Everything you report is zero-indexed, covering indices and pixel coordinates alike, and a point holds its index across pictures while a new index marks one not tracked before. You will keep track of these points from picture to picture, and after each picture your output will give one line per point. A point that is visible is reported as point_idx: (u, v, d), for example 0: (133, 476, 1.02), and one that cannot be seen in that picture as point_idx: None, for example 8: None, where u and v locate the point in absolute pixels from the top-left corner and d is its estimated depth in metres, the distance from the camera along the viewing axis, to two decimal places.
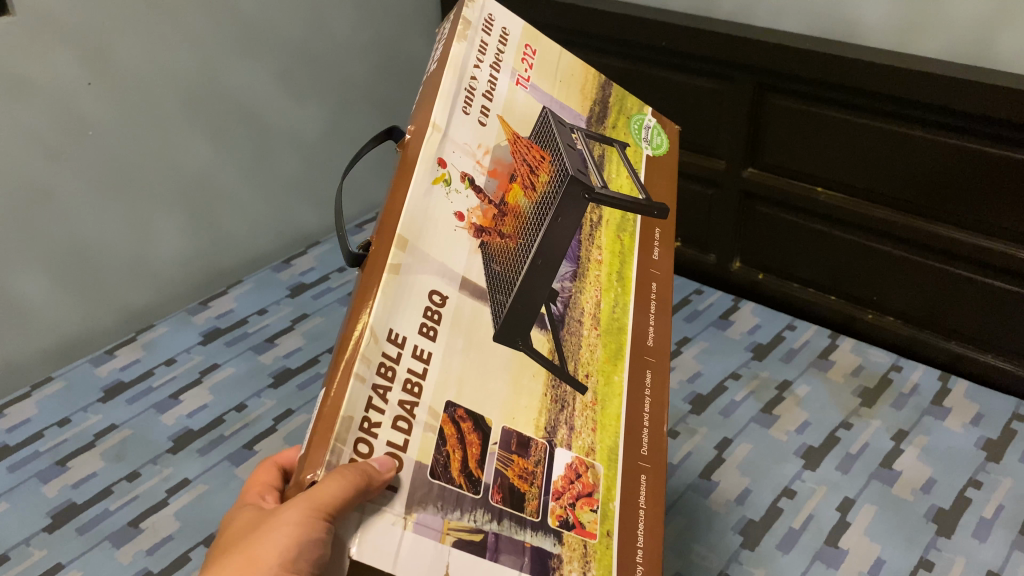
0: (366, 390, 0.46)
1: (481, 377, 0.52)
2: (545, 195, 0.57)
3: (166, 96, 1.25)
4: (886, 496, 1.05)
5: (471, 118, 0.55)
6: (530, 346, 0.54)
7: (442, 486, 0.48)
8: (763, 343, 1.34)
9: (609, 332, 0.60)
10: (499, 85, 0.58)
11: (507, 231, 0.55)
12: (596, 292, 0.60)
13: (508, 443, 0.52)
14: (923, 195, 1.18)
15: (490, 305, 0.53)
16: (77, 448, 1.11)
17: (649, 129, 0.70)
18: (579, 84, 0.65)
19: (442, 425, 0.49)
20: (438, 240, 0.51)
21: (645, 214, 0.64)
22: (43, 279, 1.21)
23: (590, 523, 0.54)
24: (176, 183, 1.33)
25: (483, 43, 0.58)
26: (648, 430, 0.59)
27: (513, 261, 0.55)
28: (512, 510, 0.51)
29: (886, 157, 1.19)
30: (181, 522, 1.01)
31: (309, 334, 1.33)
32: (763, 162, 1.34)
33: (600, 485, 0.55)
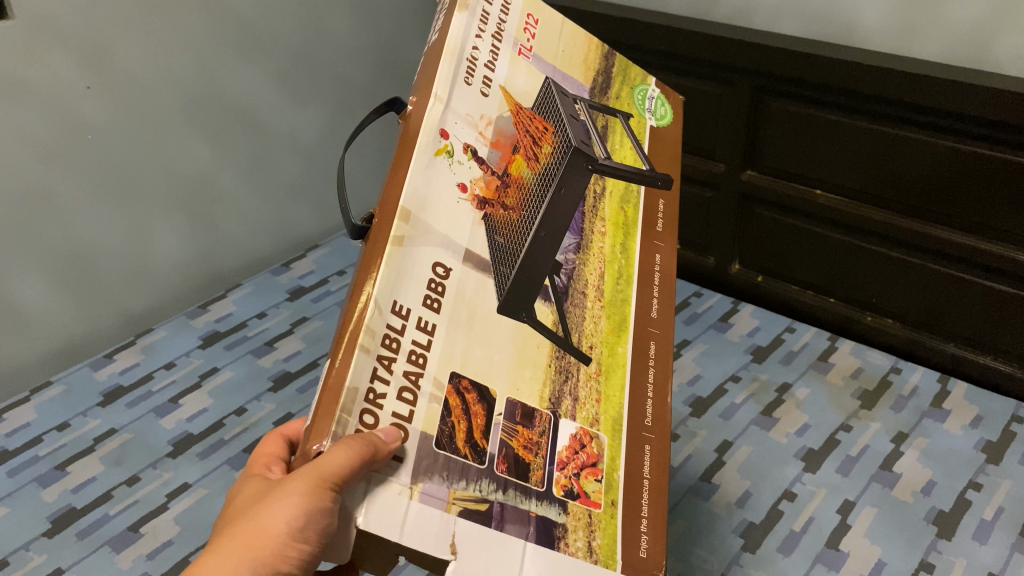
0: (370, 361, 0.46)
1: (485, 347, 0.51)
2: (548, 167, 0.58)
3: (165, 99, 1.25)
4: (886, 499, 1.05)
5: (473, 88, 0.55)
6: (534, 318, 0.54)
7: (448, 456, 0.48)
8: (762, 346, 1.33)
9: (613, 305, 0.60)
10: (501, 56, 0.58)
11: (510, 202, 0.55)
12: (600, 263, 0.61)
13: (513, 414, 0.52)
14: (921, 197, 1.18)
15: (494, 277, 0.53)
16: (75, 452, 1.11)
17: (653, 100, 0.70)
18: (581, 56, 0.64)
19: (447, 396, 0.49)
20: (441, 212, 0.51)
21: (649, 184, 0.65)
22: (41, 283, 1.21)
23: (595, 493, 0.54)
24: (175, 187, 1.33)
25: (485, 13, 0.57)
26: (653, 401, 0.59)
27: (517, 231, 0.55)
28: (517, 480, 0.51)
29: (884, 159, 1.19)
30: (181, 527, 1.01)
31: (308, 338, 1.33)
32: (762, 164, 1.34)
33: (604, 456, 0.55)
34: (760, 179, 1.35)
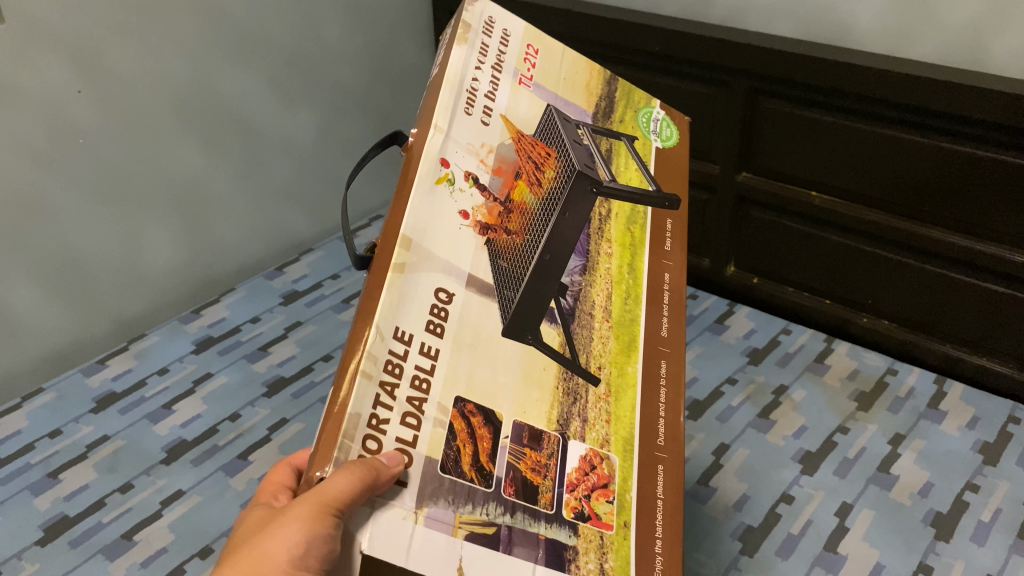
0: (372, 386, 0.47)
1: (491, 369, 0.53)
2: (552, 192, 0.58)
3: (157, 103, 1.25)
4: (884, 501, 1.05)
5: (474, 118, 0.56)
6: (540, 339, 0.55)
7: (453, 481, 0.49)
8: (759, 348, 1.33)
9: (621, 326, 0.61)
10: (502, 85, 0.59)
11: (513, 227, 0.56)
12: (607, 285, 0.61)
13: (520, 437, 0.53)
14: (917, 198, 1.17)
15: (498, 301, 0.54)
16: (68, 460, 1.10)
17: (659, 122, 0.70)
18: (584, 81, 0.65)
19: (451, 420, 0.50)
20: (442, 238, 0.52)
21: (657, 205, 0.65)
22: (33, 288, 1.20)
23: (607, 514, 0.54)
24: (168, 191, 1.32)
25: (484, 44, 0.59)
26: (664, 421, 0.60)
27: (521, 257, 0.56)
28: (526, 503, 0.52)
29: (879, 160, 1.18)
30: (175, 534, 1.00)
31: (303, 342, 1.33)
32: (757, 166, 1.34)
33: (616, 476, 0.56)
34: (755, 180, 1.35)
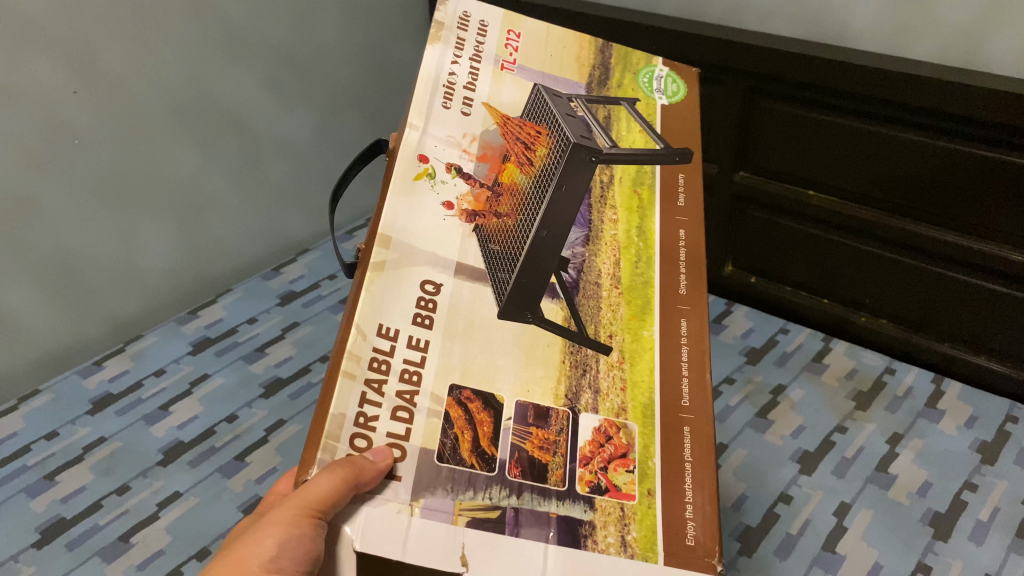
0: (357, 386, 0.52)
1: (488, 354, 0.57)
2: (545, 167, 0.61)
3: (154, 104, 1.25)
4: (882, 500, 1.05)
5: (454, 109, 0.61)
6: (540, 316, 0.58)
7: (452, 468, 0.53)
8: (756, 347, 1.33)
9: (632, 290, 0.62)
10: (482, 74, 0.63)
11: (502, 210, 0.60)
12: (614, 250, 0.63)
13: (525, 416, 0.56)
14: (914, 197, 1.17)
15: (492, 285, 0.58)
16: (64, 462, 1.10)
17: (662, 79, 0.70)
18: (573, 54, 0.67)
19: (447, 409, 0.54)
20: (424, 233, 0.57)
21: (667, 161, 0.66)
22: (29, 290, 1.20)
23: (627, 485, 0.56)
24: (164, 192, 1.32)
25: (459, 39, 0.63)
26: (688, 377, 0.60)
27: (513, 235, 0.59)
28: (535, 483, 0.55)
29: (876, 159, 1.18)
30: (172, 536, 1.00)
31: (300, 343, 1.32)
32: (754, 165, 1.34)
33: (636, 445, 0.58)
34: (753, 180, 1.35)
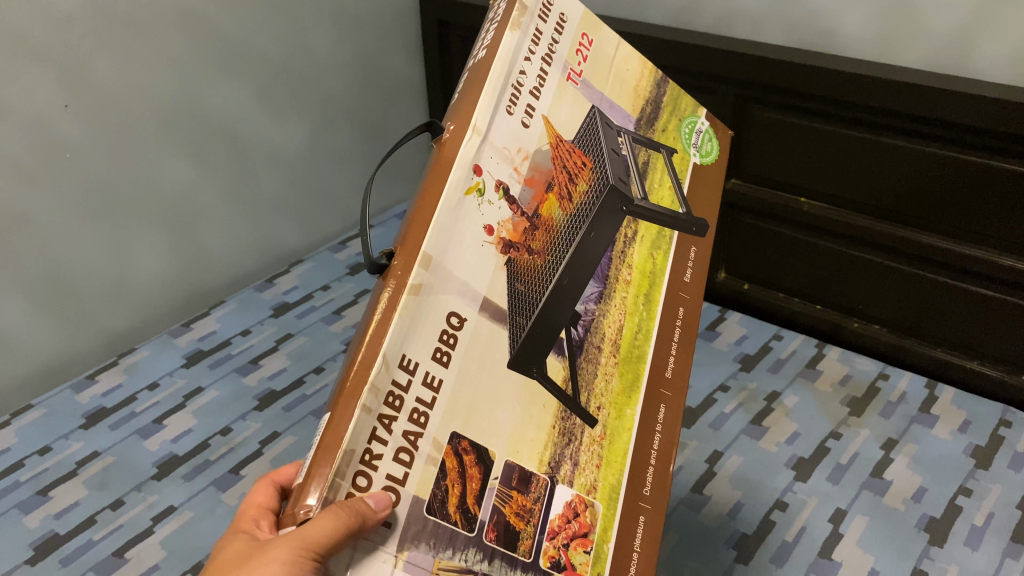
0: (371, 421, 0.47)
1: (489, 406, 0.53)
2: (579, 209, 0.59)
3: (146, 117, 1.25)
4: (877, 506, 1.05)
5: (515, 118, 0.56)
6: (544, 373, 0.56)
7: (437, 523, 0.50)
8: (750, 354, 1.33)
9: (627, 361, 0.62)
10: (549, 79, 0.59)
11: (536, 246, 0.56)
12: (620, 315, 0.62)
13: (510, 477, 0.53)
14: (906, 203, 1.18)
15: (508, 329, 0.54)
16: (57, 477, 1.09)
17: (701, 134, 0.73)
18: (633, 81, 0.66)
19: (445, 457, 0.50)
20: (464, 256, 0.52)
21: (684, 229, 0.66)
22: (22, 304, 1.20)
23: (582, 565, 0.55)
24: (157, 204, 1.32)
25: (538, 30, 0.59)
26: (653, 469, 0.60)
27: (540, 278, 0.56)
28: (505, 549, 0.52)
29: (868, 166, 1.19)
30: (166, 551, 0.99)
31: (294, 354, 1.32)
32: (745, 173, 1.34)
33: (597, 525, 0.57)
34: (744, 188, 1.35)
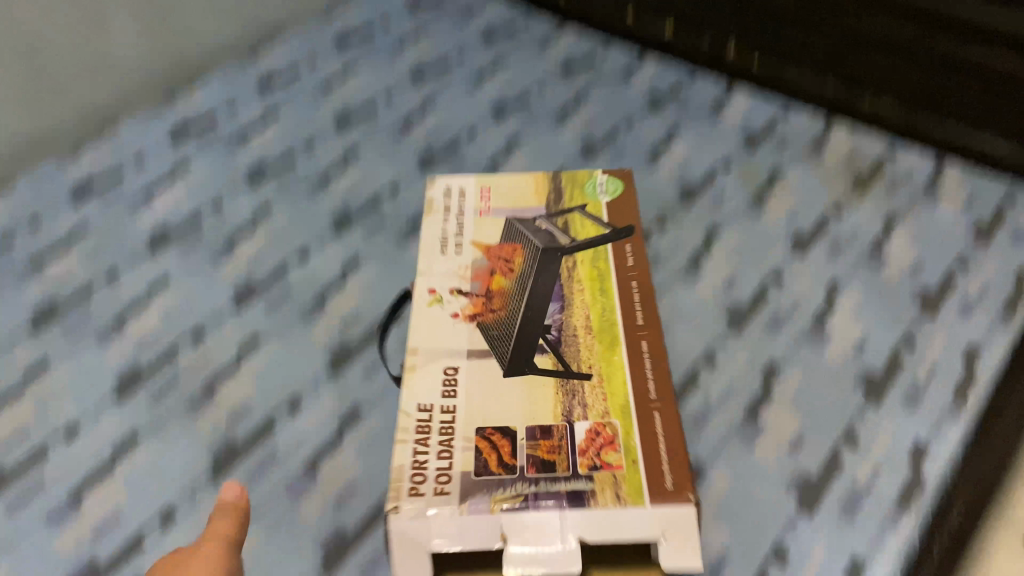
0: (408, 446, 0.66)
1: (500, 398, 0.70)
2: (524, 271, 0.80)
3: (65, 44, 1.14)
4: None
5: (450, 254, 0.83)
6: (536, 366, 0.72)
7: (484, 478, 0.63)
8: None
9: (602, 330, 0.74)
10: (467, 221, 0.86)
11: (496, 306, 0.77)
12: (583, 307, 0.76)
13: (533, 434, 0.67)
14: (940, 96, 1.02)
15: (495, 354, 0.73)
16: None
17: (604, 184, 0.88)
18: (531, 190, 0.88)
19: (477, 442, 0.66)
20: (447, 338, 0.75)
21: (614, 240, 0.82)
22: None
23: (616, 460, 0.64)
24: (68, 127, 1.20)
25: (449, 204, 0.88)
26: (653, 378, 0.70)
27: (507, 320, 0.76)
28: (547, 473, 0.64)
29: (890, 58, 1.06)
30: None
31: None
32: (756, 41, 1.14)
33: (619, 433, 0.66)
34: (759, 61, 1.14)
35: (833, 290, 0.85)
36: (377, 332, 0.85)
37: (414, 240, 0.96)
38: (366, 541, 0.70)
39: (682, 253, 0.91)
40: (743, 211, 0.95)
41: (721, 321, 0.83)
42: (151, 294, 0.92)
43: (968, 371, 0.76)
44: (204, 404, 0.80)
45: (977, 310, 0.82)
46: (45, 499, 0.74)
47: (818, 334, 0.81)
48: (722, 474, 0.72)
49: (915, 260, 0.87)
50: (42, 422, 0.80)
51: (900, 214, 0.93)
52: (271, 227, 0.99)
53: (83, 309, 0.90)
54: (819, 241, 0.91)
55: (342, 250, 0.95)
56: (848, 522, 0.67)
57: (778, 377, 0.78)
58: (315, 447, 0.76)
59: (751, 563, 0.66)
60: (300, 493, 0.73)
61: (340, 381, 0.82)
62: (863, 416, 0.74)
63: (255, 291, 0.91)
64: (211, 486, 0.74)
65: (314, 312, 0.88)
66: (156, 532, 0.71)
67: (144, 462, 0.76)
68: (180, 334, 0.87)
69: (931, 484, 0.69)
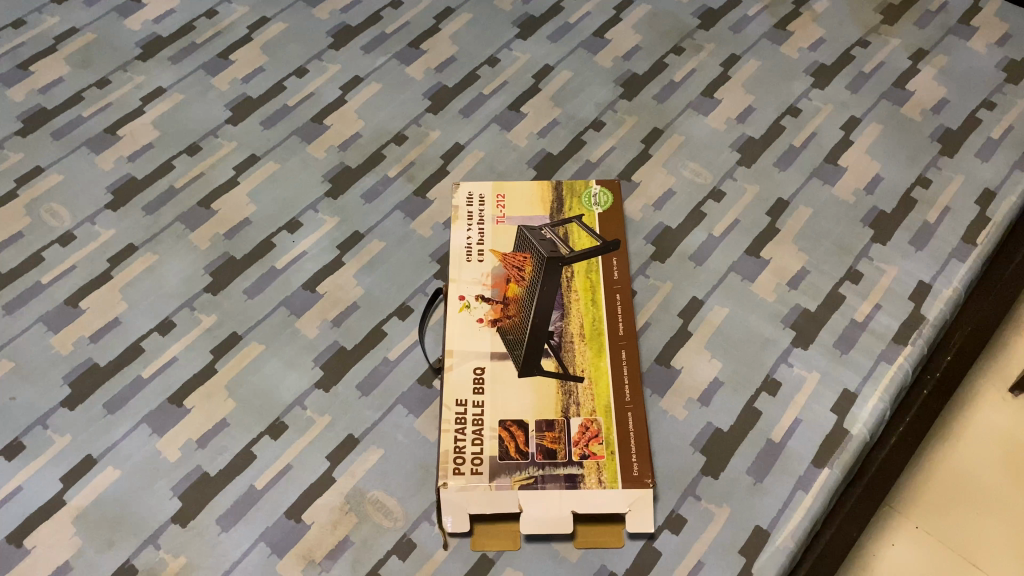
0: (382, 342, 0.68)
1: (472, 273, 0.70)
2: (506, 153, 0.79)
3: None
4: None
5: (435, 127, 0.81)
6: (505, 241, 0.72)
7: (450, 362, 0.65)
8: None
9: (575, 210, 0.74)
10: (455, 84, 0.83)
11: (476, 184, 0.76)
12: (558, 186, 0.75)
13: (498, 308, 0.68)
14: None
15: (469, 233, 0.73)
16: None
17: None
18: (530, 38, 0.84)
19: (447, 324, 0.68)
20: (424, 226, 0.75)
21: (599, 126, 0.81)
22: None
23: (576, 351, 0.66)
24: None
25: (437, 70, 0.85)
26: (619, 267, 0.70)
27: (485, 198, 0.75)
28: (507, 352, 0.65)
29: None
30: None
31: None
32: None
33: (581, 319, 0.67)
34: None
35: (853, 121, 0.80)
36: (386, 144, 0.80)
37: (426, 46, 0.87)
38: (365, 358, 0.67)
39: (700, 78, 0.84)
40: (766, 33, 0.87)
41: (733, 150, 0.79)
42: (149, 99, 0.84)
43: (981, 213, 0.73)
44: (203, 212, 0.76)
45: (1001, 148, 0.77)
46: (43, 300, 0.71)
47: (833, 166, 0.77)
48: (720, 307, 0.69)
49: (939, 97, 0.81)
50: (37, 228, 0.75)
51: (933, 43, 0.85)
52: (279, 29, 0.89)
53: (75, 111, 0.83)
54: (842, 71, 0.84)
55: (351, 55, 0.87)
56: (842, 354, 0.66)
57: (788, 209, 0.75)
58: (320, 263, 0.73)
59: (743, 395, 0.65)
60: (302, 308, 0.70)
61: (341, 198, 0.77)
62: (870, 251, 0.72)
63: (253, 99, 0.83)
64: (209, 294, 0.71)
65: (320, 120, 0.82)
66: (155, 335, 0.69)
67: (141, 270, 0.73)
68: (178, 146, 0.80)
69: (930, 319, 0.68)
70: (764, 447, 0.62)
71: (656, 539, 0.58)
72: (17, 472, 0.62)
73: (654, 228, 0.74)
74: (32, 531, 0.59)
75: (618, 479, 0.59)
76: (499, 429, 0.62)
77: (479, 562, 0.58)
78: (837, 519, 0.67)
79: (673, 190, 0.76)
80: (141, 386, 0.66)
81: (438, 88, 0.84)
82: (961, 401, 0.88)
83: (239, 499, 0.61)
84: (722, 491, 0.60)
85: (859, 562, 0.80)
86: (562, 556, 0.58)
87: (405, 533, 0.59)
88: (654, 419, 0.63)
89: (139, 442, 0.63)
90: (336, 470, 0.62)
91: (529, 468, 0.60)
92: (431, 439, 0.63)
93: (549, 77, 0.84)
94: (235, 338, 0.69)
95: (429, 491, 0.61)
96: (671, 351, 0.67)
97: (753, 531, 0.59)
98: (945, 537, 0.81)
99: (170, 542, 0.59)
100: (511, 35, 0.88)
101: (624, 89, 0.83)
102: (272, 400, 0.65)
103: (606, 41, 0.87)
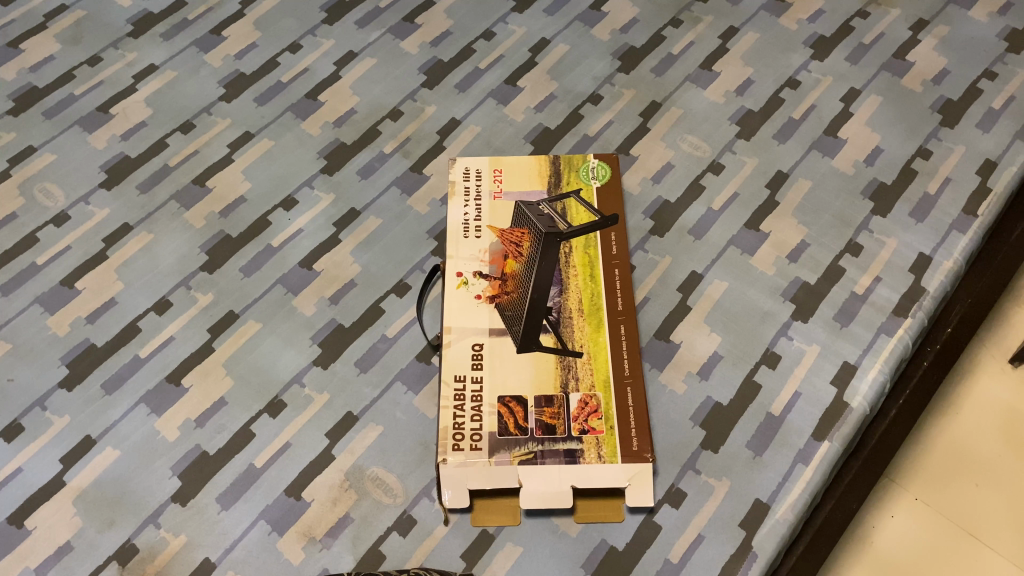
0: (379, 318, 0.68)
1: (471, 247, 0.70)
2: (504, 128, 0.78)
3: None
4: None
5: (431, 104, 0.80)
6: (503, 216, 0.71)
7: (453, 335, 0.65)
8: None
9: (573, 183, 0.74)
10: (451, 65, 0.83)
11: (473, 159, 0.75)
12: (555, 159, 0.75)
13: (497, 282, 0.67)
14: None
15: (469, 206, 0.72)
16: None
17: None
18: None
19: (447, 297, 0.67)
20: (421, 201, 0.74)
21: (594, 100, 0.80)
22: None
23: (576, 325, 0.65)
24: None
25: (432, 47, 0.84)
26: (618, 241, 0.70)
27: (482, 172, 0.74)
28: (508, 327, 0.65)
29: None
30: None
31: None
32: None
33: (580, 292, 0.67)
34: None
35: (852, 93, 0.79)
36: (381, 120, 0.79)
37: (420, 20, 0.86)
38: (363, 335, 0.67)
39: (698, 50, 0.83)
40: (765, 4, 0.86)
41: (732, 123, 0.78)
42: (141, 77, 0.83)
43: (982, 183, 0.73)
44: (197, 190, 0.75)
45: (1003, 119, 0.76)
46: (39, 281, 0.71)
47: (832, 139, 0.76)
48: (719, 281, 0.69)
49: (940, 67, 0.80)
50: (31, 209, 0.75)
51: (934, 14, 0.84)
52: (271, 4, 0.88)
53: (66, 90, 0.82)
54: (841, 42, 0.83)
55: (345, 30, 0.86)
56: (842, 327, 0.66)
57: (787, 182, 0.74)
58: (316, 241, 0.72)
59: (743, 368, 0.64)
60: (299, 286, 0.70)
61: (337, 174, 0.76)
62: (869, 224, 0.71)
63: (246, 75, 0.83)
64: (205, 273, 0.71)
65: (314, 97, 0.81)
66: (152, 316, 0.69)
67: (137, 249, 0.72)
68: (171, 124, 0.80)
69: (930, 291, 0.67)
70: (764, 421, 0.62)
71: (656, 514, 0.58)
72: (17, 453, 0.62)
73: (652, 203, 0.73)
74: (32, 512, 0.59)
75: (618, 454, 0.59)
76: (498, 405, 0.62)
77: (479, 538, 0.58)
78: (837, 492, 0.67)
79: (672, 164, 0.75)
80: (138, 366, 0.66)
81: (433, 63, 0.83)
82: (960, 371, 0.88)
83: (238, 477, 0.61)
84: (722, 465, 0.60)
85: (858, 534, 0.80)
86: (563, 531, 0.58)
87: (405, 510, 0.59)
88: (653, 393, 0.63)
89: (138, 422, 0.63)
90: (336, 447, 0.62)
91: (528, 443, 0.60)
92: (430, 415, 0.63)
93: (546, 51, 0.84)
94: (231, 317, 0.68)
95: (429, 467, 0.61)
96: (670, 325, 0.66)
97: (752, 505, 0.59)
98: (944, 509, 0.82)
99: (170, 521, 0.59)
100: (507, 8, 0.87)
101: (622, 63, 0.83)
102: (269, 378, 0.65)
103: (602, 14, 0.86)
